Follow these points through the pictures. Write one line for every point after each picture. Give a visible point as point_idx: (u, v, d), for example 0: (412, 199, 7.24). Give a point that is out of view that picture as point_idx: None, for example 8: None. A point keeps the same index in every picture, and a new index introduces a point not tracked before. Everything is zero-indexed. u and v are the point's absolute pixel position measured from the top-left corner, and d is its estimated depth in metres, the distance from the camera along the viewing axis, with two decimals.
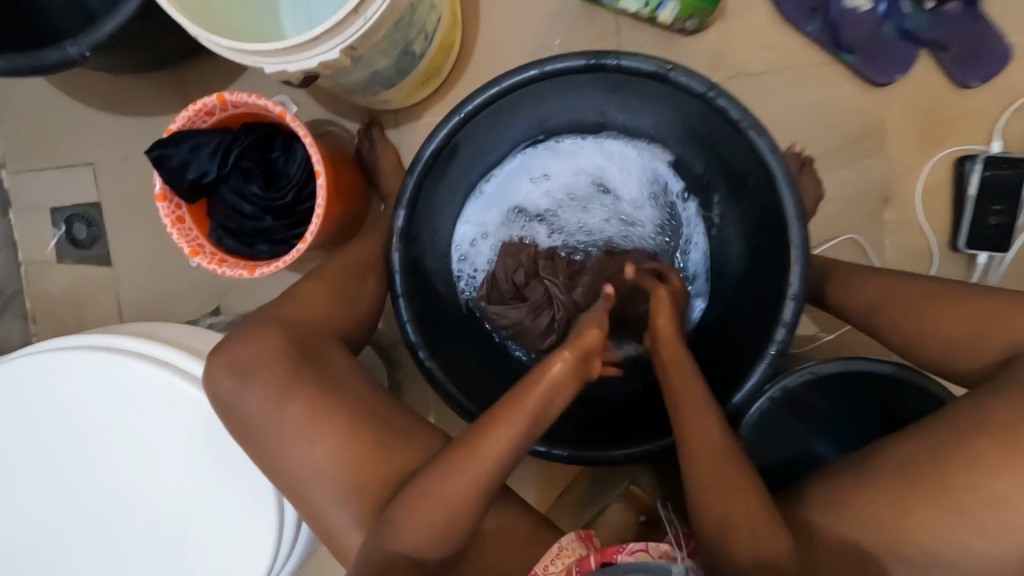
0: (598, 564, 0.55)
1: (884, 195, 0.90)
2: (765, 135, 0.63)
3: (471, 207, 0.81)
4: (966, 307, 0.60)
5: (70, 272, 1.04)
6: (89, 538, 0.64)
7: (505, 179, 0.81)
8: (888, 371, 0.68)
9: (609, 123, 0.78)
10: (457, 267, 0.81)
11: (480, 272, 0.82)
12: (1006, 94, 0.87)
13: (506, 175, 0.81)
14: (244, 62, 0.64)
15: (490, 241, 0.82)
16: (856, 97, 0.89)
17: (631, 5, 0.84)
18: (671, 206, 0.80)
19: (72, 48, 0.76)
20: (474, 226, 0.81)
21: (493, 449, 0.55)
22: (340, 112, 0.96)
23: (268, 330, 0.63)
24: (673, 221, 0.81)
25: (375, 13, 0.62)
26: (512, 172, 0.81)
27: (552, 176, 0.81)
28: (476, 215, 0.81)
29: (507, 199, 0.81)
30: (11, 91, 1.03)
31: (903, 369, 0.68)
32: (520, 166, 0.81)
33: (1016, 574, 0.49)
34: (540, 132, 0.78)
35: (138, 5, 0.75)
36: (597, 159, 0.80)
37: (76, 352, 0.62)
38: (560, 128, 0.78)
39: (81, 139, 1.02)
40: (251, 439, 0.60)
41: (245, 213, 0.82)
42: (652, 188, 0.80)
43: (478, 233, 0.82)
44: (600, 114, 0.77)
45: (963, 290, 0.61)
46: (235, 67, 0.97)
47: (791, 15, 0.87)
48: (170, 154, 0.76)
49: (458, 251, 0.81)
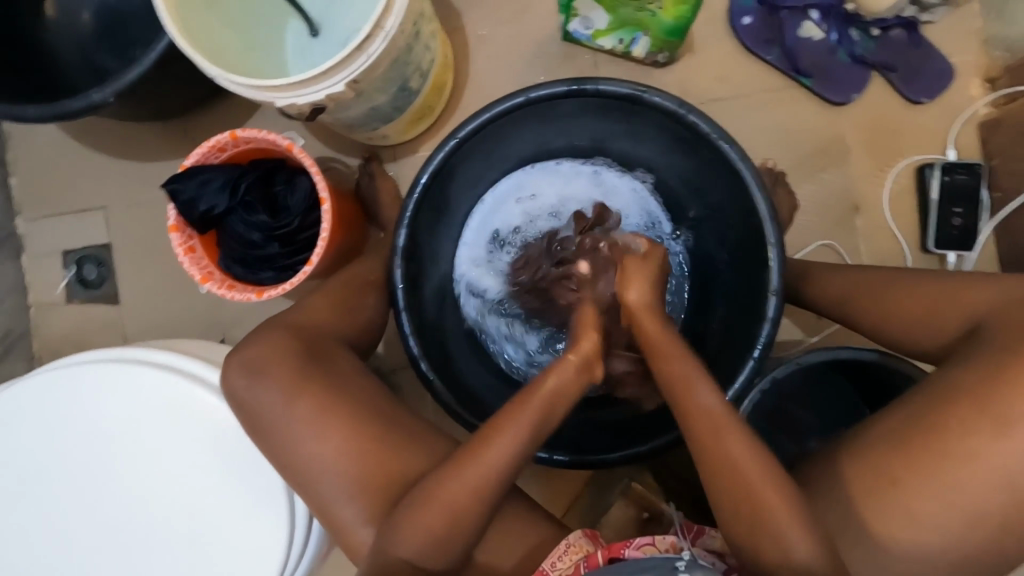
0: (605, 559, 0.55)
1: (853, 203, 0.96)
2: (735, 144, 0.69)
3: (467, 231, 0.86)
4: (927, 288, 0.65)
5: (78, 312, 1.07)
6: (107, 545, 0.66)
7: (498, 203, 0.86)
8: (870, 358, 0.73)
9: (608, 150, 0.84)
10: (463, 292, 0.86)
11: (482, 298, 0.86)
12: (954, 108, 0.95)
13: (500, 199, 0.86)
14: (257, 98, 0.70)
15: (487, 259, 0.87)
16: (819, 115, 0.96)
17: (607, 42, 0.94)
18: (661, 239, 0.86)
19: (96, 95, 0.82)
20: (474, 241, 0.87)
21: (496, 454, 0.57)
22: (341, 149, 1.03)
23: (276, 339, 0.66)
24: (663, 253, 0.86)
25: (376, 50, 0.69)
26: (511, 197, 0.87)
27: (549, 198, 0.87)
28: (477, 231, 0.87)
29: (501, 223, 0.87)
30: (29, 144, 1.09)
31: (881, 355, 0.73)
32: (515, 190, 0.86)
33: (994, 529, 0.52)
34: (539, 154, 0.85)
35: (158, 55, 0.82)
36: (593, 189, 0.86)
37: (100, 365, 0.67)
38: (561, 151, 0.85)
39: (96, 185, 1.07)
40: (265, 437, 0.63)
41: (253, 240, 0.86)
42: (645, 221, 0.86)
43: (474, 257, 0.87)
44: (601, 143, 0.83)
45: (925, 275, 0.66)
46: (244, 113, 1.05)
47: (752, 46, 0.96)
48: (184, 187, 0.81)
49: (465, 271, 0.86)
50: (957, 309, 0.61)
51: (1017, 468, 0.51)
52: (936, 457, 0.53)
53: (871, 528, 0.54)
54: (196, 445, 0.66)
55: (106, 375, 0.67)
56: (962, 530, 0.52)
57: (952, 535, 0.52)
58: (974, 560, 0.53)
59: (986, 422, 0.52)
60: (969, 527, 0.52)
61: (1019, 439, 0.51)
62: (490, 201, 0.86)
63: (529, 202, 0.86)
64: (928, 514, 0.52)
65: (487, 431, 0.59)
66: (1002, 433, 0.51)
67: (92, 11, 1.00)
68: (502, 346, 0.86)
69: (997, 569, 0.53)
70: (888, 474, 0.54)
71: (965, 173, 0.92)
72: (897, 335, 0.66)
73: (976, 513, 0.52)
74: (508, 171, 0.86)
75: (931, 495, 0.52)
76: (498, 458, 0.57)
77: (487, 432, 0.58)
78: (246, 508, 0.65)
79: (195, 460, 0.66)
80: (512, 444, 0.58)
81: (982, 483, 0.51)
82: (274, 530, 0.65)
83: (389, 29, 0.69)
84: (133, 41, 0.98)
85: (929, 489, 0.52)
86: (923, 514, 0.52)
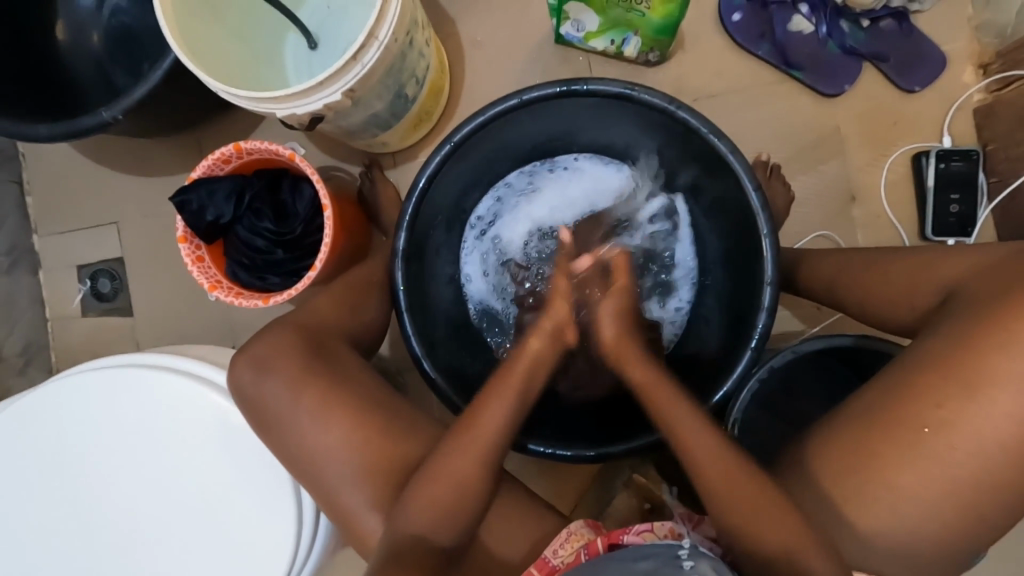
0: (605, 545, 0.57)
1: (850, 194, 0.96)
2: (725, 137, 0.70)
3: (487, 209, 0.89)
4: (906, 264, 0.66)
5: (94, 323, 1.10)
6: (122, 543, 0.68)
7: (529, 191, 0.89)
8: (848, 343, 0.75)
9: (626, 151, 0.85)
10: (462, 285, 0.88)
11: (480, 294, 0.89)
12: (949, 95, 0.95)
13: (532, 185, 0.89)
14: (258, 110, 0.73)
15: (502, 259, 0.89)
16: (812, 107, 0.97)
17: (598, 43, 0.96)
18: (671, 258, 0.86)
19: (106, 113, 0.86)
20: (503, 236, 0.89)
21: (478, 426, 0.61)
22: (343, 158, 1.05)
23: (284, 335, 0.68)
24: (672, 269, 0.86)
25: (371, 59, 0.72)
26: (532, 190, 0.89)
27: (570, 194, 0.89)
28: (506, 228, 0.89)
29: (523, 214, 0.89)
30: (42, 164, 1.13)
31: (859, 339, 0.75)
32: (545, 179, 0.89)
33: (974, 500, 0.53)
34: (557, 147, 0.87)
35: (164, 72, 0.85)
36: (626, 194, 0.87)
37: (112, 370, 0.69)
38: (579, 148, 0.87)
39: (108, 201, 1.11)
40: (270, 429, 0.64)
41: (258, 247, 0.89)
42: (669, 240, 0.86)
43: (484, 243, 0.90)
44: (622, 142, 0.84)
45: (906, 251, 0.68)
46: (249, 126, 1.08)
47: (743, 42, 0.97)
48: (191, 199, 0.84)
49: (468, 264, 0.89)
50: (934, 284, 0.62)
51: (995, 437, 0.52)
52: (915, 428, 0.54)
53: (858, 503, 0.54)
54: (206, 442, 0.68)
55: (121, 379, 0.69)
56: (943, 500, 0.53)
57: (935, 507, 0.53)
58: (958, 532, 0.54)
59: (964, 393, 0.53)
60: (950, 497, 0.53)
61: (993, 405, 0.52)
62: (520, 186, 0.89)
63: (553, 195, 0.89)
64: (910, 484, 0.53)
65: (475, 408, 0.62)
66: (977, 401, 0.52)
67: (101, 32, 1.04)
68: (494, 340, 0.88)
69: (982, 539, 0.54)
70: (873, 451, 0.55)
71: (960, 159, 0.93)
72: (892, 316, 0.66)
73: (956, 483, 0.53)
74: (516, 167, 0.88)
75: (912, 467, 0.53)
76: (484, 433, 0.61)
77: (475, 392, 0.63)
78: (255, 502, 0.67)
79: (206, 459, 0.68)
80: (494, 402, 0.62)
81: (961, 454, 0.52)
82: (282, 523, 0.66)
83: (383, 37, 0.71)
84: (142, 60, 1.02)
85: (910, 463, 0.53)
86: (907, 486, 0.53)
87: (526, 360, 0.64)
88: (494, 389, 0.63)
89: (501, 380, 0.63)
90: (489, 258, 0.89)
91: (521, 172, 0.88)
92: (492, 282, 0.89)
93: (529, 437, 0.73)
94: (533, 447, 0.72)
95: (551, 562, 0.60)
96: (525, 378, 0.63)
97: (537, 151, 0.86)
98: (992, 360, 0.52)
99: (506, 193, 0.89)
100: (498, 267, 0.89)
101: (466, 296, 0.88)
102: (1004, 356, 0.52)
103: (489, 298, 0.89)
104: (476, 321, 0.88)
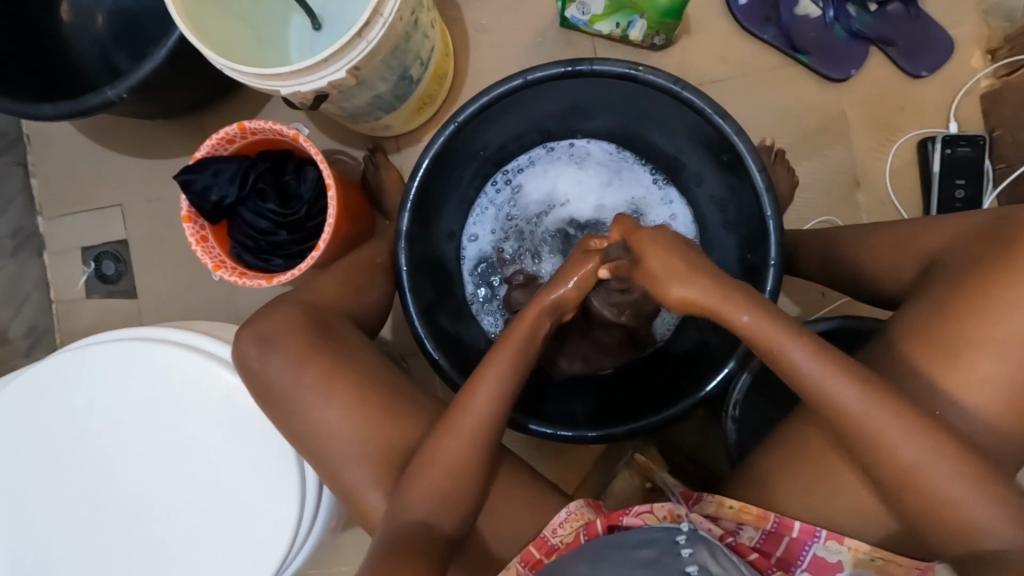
0: (604, 526, 0.57)
1: (854, 179, 0.96)
2: (729, 119, 0.70)
3: (518, 162, 0.91)
4: (918, 236, 0.65)
5: (99, 306, 1.11)
6: (126, 517, 0.69)
7: (570, 158, 0.91)
8: (834, 325, 0.78)
9: (638, 133, 0.85)
10: (464, 247, 0.91)
11: (481, 260, 0.92)
12: (956, 80, 0.95)
13: (580, 154, 0.91)
14: (262, 87, 0.73)
15: (509, 226, 0.92)
16: (817, 92, 0.96)
17: (604, 27, 0.96)
18: None
19: (110, 91, 0.86)
20: (524, 201, 0.92)
21: (480, 402, 0.62)
22: (346, 141, 1.05)
23: (289, 310, 0.69)
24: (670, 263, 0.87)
25: (375, 37, 0.71)
26: (563, 165, 0.91)
27: (594, 173, 0.91)
28: (531, 191, 0.92)
29: (552, 176, 0.91)
30: (46, 146, 1.13)
31: (845, 321, 0.77)
32: (585, 151, 0.90)
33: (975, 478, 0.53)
34: (577, 129, 0.88)
35: (168, 51, 0.85)
36: (639, 189, 0.89)
37: (117, 345, 0.70)
38: (594, 131, 0.88)
39: (112, 183, 1.11)
40: (274, 406, 0.65)
41: (262, 228, 0.89)
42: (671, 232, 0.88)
43: (503, 196, 0.92)
44: (631, 125, 0.84)
45: (919, 221, 0.66)
46: (253, 109, 1.08)
47: (749, 26, 0.96)
48: (196, 178, 0.84)
49: (477, 225, 0.92)
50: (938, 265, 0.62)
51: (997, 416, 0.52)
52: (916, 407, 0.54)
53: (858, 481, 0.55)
54: (211, 418, 0.69)
55: (127, 355, 0.69)
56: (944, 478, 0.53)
57: None
58: None
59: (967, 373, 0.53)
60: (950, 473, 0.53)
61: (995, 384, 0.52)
62: (564, 152, 0.91)
63: (584, 172, 0.91)
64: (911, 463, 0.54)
65: (470, 386, 0.63)
66: (966, 374, 0.54)
67: (105, 13, 1.04)
68: (485, 314, 0.90)
69: None
70: None
71: (967, 144, 0.92)
72: (892, 285, 0.67)
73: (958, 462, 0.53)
74: (532, 145, 0.90)
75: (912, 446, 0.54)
76: (486, 410, 0.62)
77: (479, 371, 0.63)
78: (258, 477, 0.68)
79: (211, 434, 0.69)
80: (499, 380, 0.63)
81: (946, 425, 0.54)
82: (285, 498, 0.67)
83: (387, 15, 0.71)
84: (146, 42, 1.02)
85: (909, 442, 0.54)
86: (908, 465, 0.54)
87: (524, 328, 0.65)
88: (498, 369, 0.63)
89: (501, 356, 0.63)
90: (503, 213, 0.92)
91: (573, 141, 0.90)
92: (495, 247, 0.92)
93: (530, 417, 0.74)
94: (535, 428, 0.73)
95: (549, 541, 0.60)
96: (524, 354, 0.64)
97: (559, 128, 0.87)
98: (985, 335, 0.54)
99: (548, 153, 0.91)
100: (506, 225, 0.92)
101: (468, 250, 0.91)
102: (997, 333, 0.53)
103: (490, 268, 0.91)
104: (471, 291, 0.91)
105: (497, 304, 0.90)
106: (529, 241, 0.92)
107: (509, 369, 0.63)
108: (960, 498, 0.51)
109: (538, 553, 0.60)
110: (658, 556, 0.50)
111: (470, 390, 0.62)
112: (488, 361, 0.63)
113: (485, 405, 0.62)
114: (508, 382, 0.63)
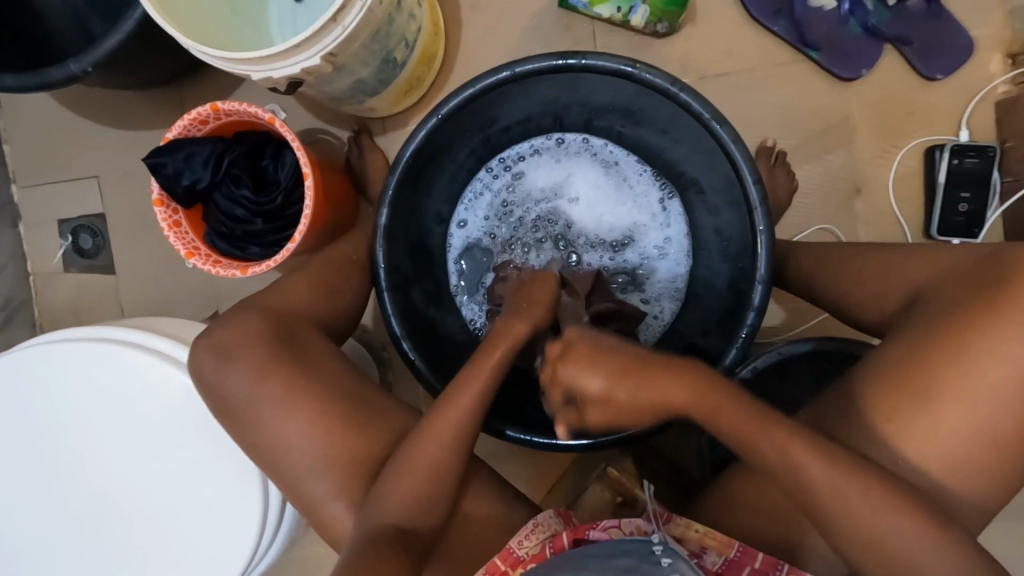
0: (570, 540, 0.57)
1: (856, 185, 0.92)
2: (727, 125, 0.66)
3: (519, 150, 0.87)
4: (921, 263, 0.62)
5: (77, 280, 1.08)
6: (90, 511, 0.68)
7: (590, 156, 0.87)
8: (808, 348, 0.77)
9: (642, 134, 0.80)
10: (452, 233, 0.88)
11: (468, 249, 0.88)
12: (972, 85, 0.90)
13: (598, 150, 0.86)
14: (231, 70, 0.68)
15: (503, 216, 0.88)
16: (825, 90, 0.91)
17: (604, 10, 0.88)
18: (648, 258, 0.85)
19: (74, 65, 0.81)
20: (524, 190, 0.88)
21: (449, 421, 0.60)
22: (330, 121, 1.01)
23: (257, 316, 0.66)
24: (641, 275, 0.85)
25: (352, 22, 0.66)
26: (575, 161, 0.87)
27: (608, 173, 0.86)
28: (535, 181, 0.88)
29: (564, 167, 0.87)
30: (19, 111, 1.08)
31: (820, 344, 0.77)
32: (600, 149, 0.86)
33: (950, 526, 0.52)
34: (587, 125, 0.83)
35: (135, 23, 0.80)
36: (648, 195, 0.85)
37: (80, 343, 0.67)
38: (603, 129, 0.83)
39: (88, 154, 1.07)
40: (238, 414, 0.63)
41: (237, 216, 0.85)
42: (662, 245, 0.85)
43: (502, 183, 0.88)
44: (633, 123, 0.79)
45: (926, 248, 0.63)
46: (232, 82, 1.03)
47: (758, 15, 0.90)
48: (165, 162, 0.80)
49: (473, 211, 0.88)
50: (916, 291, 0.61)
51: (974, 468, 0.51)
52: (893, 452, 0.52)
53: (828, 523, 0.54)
54: (176, 421, 0.68)
55: (92, 353, 0.67)
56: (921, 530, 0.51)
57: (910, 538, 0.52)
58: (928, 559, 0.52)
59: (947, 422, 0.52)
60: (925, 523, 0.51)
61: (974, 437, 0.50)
62: (581, 148, 0.86)
63: (595, 169, 0.87)
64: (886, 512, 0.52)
65: (441, 405, 0.61)
66: (942, 419, 0.53)
67: None
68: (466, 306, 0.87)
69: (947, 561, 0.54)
70: None
71: (976, 155, 0.88)
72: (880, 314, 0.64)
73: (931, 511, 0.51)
74: (530, 135, 0.85)
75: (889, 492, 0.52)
76: (455, 430, 0.60)
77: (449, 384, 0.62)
78: (223, 484, 0.67)
79: (176, 438, 0.68)
80: (473, 399, 0.61)
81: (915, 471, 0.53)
82: (247, 508, 0.67)
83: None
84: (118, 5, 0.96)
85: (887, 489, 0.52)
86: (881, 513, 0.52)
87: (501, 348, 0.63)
88: (469, 388, 0.61)
89: (473, 371, 0.62)
90: (499, 201, 0.88)
91: (589, 138, 0.86)
92: (484, 235, 0.88)
93: (508, 423, 0.72)
94: (511, 433, 0.71)
95: (515, 552, 0.59)
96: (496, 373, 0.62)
97: (560, 121, 0.83)
98: (965, 378, 0.52)
99: (557, 145, 0.87)
100: (500, 211, 0.88)
101: (456, 235, 0.88)
102: (974, 381, 0.52)
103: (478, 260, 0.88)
104: (457, 281, 0.88)
105: (480, 297, 0.87)
106: (523, 233, 0.88)
107: (479, 387, 0.61)
108: (927, 540, 0.50)
109: (503, 566, 0.58)
110: (637, 562, 0.49)
111: (449, 401, 0.61)
112: (465, 385, 0.61)
113: (454, 423, 0.60)
114: (478, 399, 0.61)
